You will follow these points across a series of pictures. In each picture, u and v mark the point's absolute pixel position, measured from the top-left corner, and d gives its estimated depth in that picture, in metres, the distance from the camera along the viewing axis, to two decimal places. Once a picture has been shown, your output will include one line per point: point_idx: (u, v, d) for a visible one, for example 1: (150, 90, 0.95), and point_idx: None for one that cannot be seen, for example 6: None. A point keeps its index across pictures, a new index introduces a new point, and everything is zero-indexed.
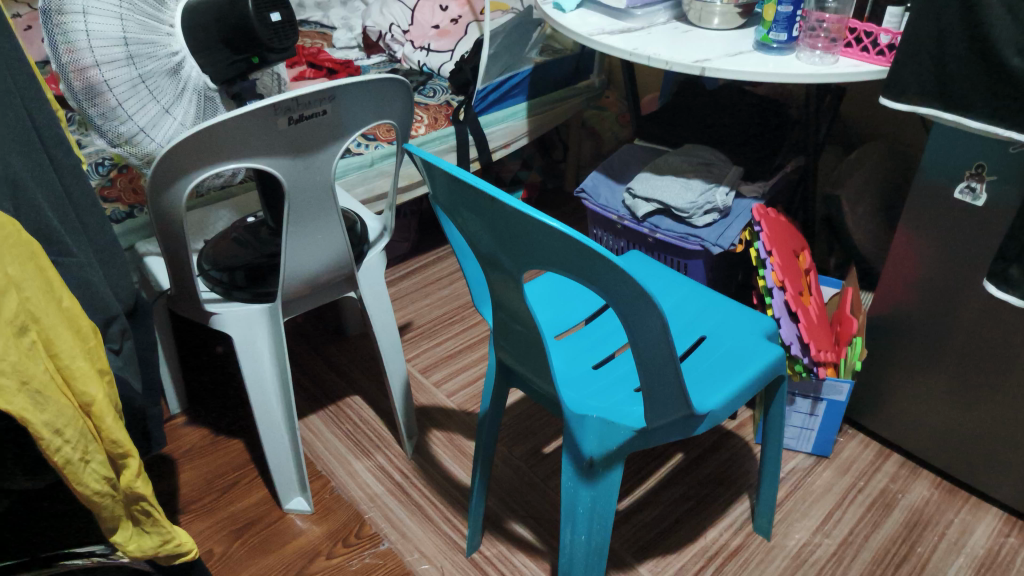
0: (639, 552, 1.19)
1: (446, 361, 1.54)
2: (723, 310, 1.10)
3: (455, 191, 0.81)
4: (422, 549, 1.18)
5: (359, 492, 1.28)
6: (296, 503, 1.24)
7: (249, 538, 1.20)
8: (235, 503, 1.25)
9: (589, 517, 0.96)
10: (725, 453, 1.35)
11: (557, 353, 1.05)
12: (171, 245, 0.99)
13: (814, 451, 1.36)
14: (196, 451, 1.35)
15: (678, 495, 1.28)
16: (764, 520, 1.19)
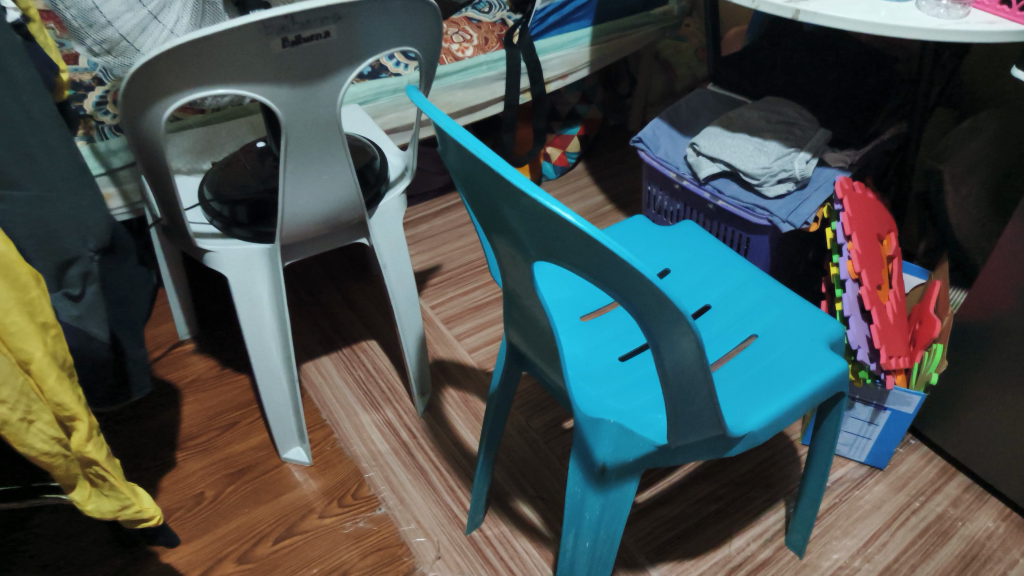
0: (654, 553, 1.08)
1: (472, 312, 1.43)
2: (782, 305, 0.93)
3: (462, 156, 0.66)
4: (420, 520, 1.11)
5: (362, 448, 1.21)
6: (295, 453, 1.18)
7: (242, 485, 1.14)
8: (234, 445, 1.20)
9: (596, 525, 0.86)
10: (765, 451, 1.22)
11: (581, 337, 0.91)
12: (156, 174, 0.88)
13: (867, 461, 1.21)
14: (202, 384, 1.29)
15: (706, 494, 1.16)
16: (799, 537, 1.07)
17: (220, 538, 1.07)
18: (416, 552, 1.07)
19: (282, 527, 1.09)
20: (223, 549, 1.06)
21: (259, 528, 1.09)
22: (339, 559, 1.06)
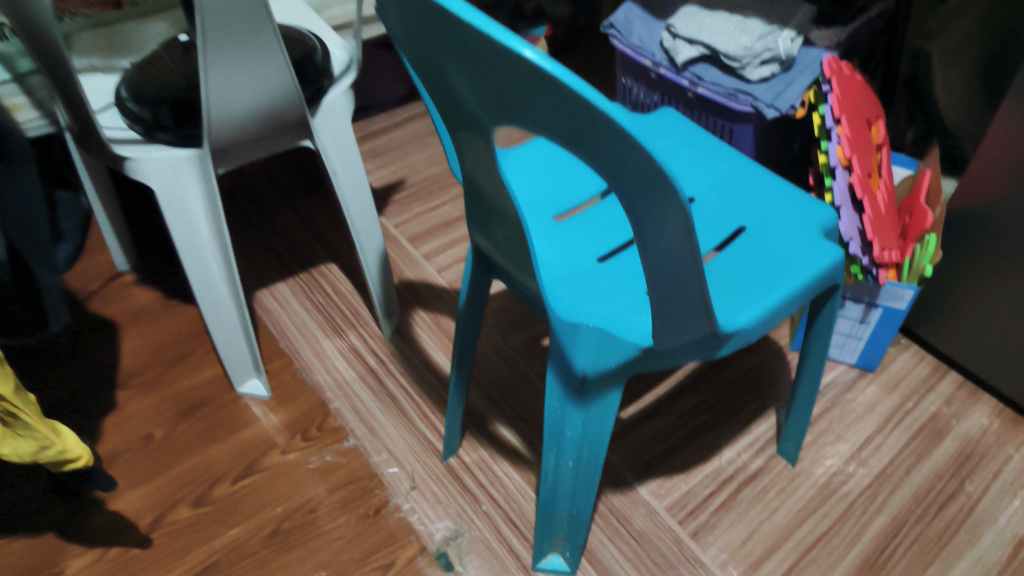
0: (640, 470, 1.03)
1: (443, 229, 1.33)
2: (773, 194, 0.85)
3: (403, 10, 0.55)
4: (391, 450, 1.04)
5: (325, 378, 1.12)
6: (251, 386, 1.09)
7: (194, 423, 1.06)
8: (183, 380, 1.11)
9: (578, 441, 0.79)
10: (754, 358, 1.17)
11: (555, 238, 0.82)
12: (53, 61, 0.77)
13: (858, 363, 1.16)
14: (146, 317, 1.19)
15: (694, 406, 1.10)
16: (791, 445, 1.02)
17: (173, 481, 0.99)
18: (389, 483, 1.00)
19: (241, 466, 1.01)
20: (177, 493, 0.98)
21: (217, 468, 1.01)
22: (305, 496, 0.98)
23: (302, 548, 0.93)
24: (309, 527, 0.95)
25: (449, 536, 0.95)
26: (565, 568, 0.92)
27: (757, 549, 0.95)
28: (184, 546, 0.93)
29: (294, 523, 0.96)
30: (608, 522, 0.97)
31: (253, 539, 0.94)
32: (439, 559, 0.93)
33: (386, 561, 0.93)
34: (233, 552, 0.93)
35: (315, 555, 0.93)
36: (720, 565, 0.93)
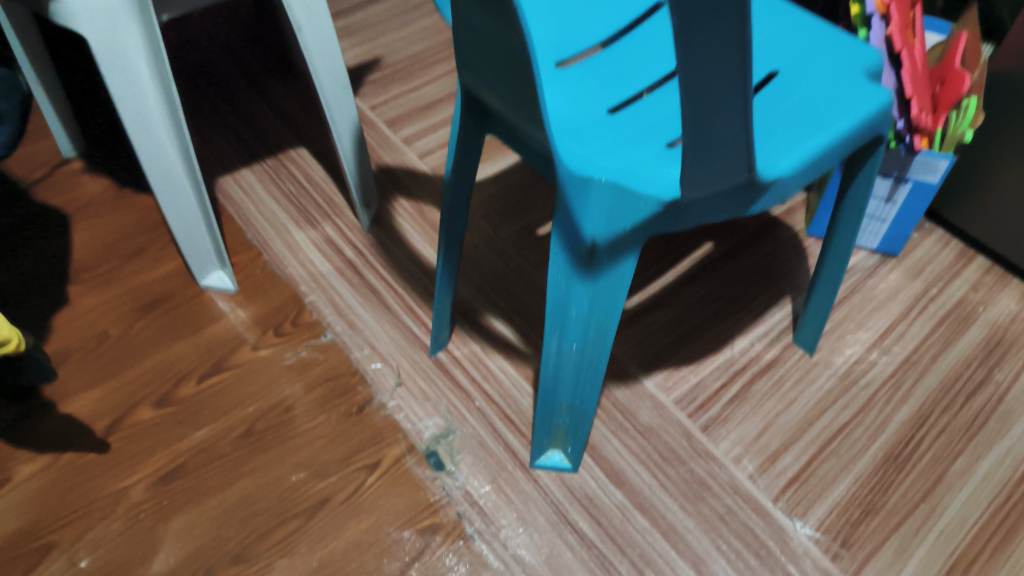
0: (646, 362, 0.94)
1: (422, 112, 1.23)
2: (807, 37, 0.73)
3: None
4: (374, 345, 0.94)
5: (299, 269, 1.02)
6: (216, 279, 0.99)
7: (155, 319, 0.96)
8: (141, 274, 1.01)
9: (584, 322, 0.70)
10: (769, 245, 1.07)
11: (558, 87, 0.71)
12: None
13: (880, 248, 1.08)
14: (97, 208, 1.09)
15: (704, 295, 1.01)
16: (811, 333, 0.94)
17: (132, 381, 0.90)
18: (373, 380, 0.91)
19: (208, 365, 0.92)
20: (138, 393, 0.89)
21: (181, 367, 0.91)
22: (280, 395, 0.89)
23: (278, 450, 0.85)
24: (285, 427, 0.87)
25: (439, 434, 0.87)
26: (566, 465, 0.85)
27: (774, 443, 0.87)
28: (148, 449, 0.84)
29: (269, 424, 0.87)
30: (612, 417, 0.89)
31: (223, 441, 0.85)
32: (430, 458, 0.85)
33: (372, 461, 0.85)
34: (201, 455, 0.84)
35: (292, 457, 0.84)
36: (734, 459, 0.86)
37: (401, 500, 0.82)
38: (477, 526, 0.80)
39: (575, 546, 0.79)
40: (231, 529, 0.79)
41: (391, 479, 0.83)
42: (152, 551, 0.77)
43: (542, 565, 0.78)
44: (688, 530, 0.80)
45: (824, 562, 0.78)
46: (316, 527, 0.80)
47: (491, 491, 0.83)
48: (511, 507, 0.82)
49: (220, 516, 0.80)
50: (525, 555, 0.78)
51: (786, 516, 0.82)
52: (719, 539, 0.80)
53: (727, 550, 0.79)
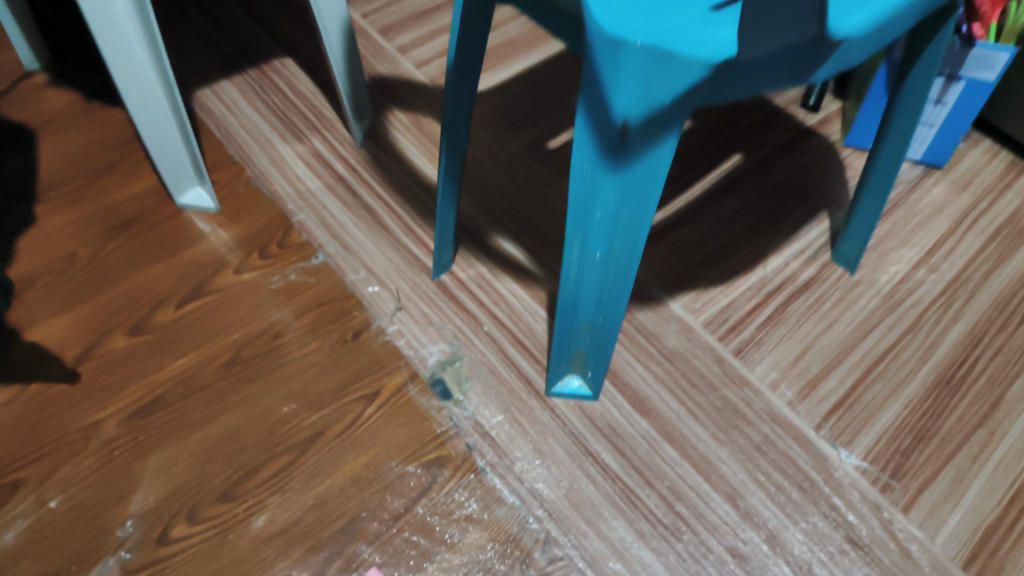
0: (671, 283, 0.85)
1: (418, 20, 1.12)
2: None
3: None
4: (370, 267, 0.85)
5: (285, 186, 0.93)
6: (194, 197, 0.90)
7: (129, 241, 0.87)
8: (113, 193, 0.91)
9: (610, 224, 0.61)
10: (801, 157, 0.98)
11: None
12: None
13: (923, 160, 0.98)
14: (63, 124, 0.98)
15: (733, 210, 0.92)
16: (853, 249, 0.86)
17: (104, 307, 0.81)
18: (370, 305, 0.82)
19: (187, 289, 0.83)
20: (110, 320, 0.80)
21: (158, 292, 0.83)
22: (268, 320, 0.81)
23: (267, 379, 0.77)
24: (274, 354, 0.78)
25: (445, 361, 0.79)
26: (586, 392, 0.77)
27: (814, 367, 0.79)
28: (123, 379, 0.76)
29: (256, 352, 0.79)
30: (635, 341, 0.81)
31: (206, 370, 0.77)
32: (435, 387, 0.77)
33: (371, 391, 0.76)
34: (181, 385, 0.76)
35: (283, 387, 0.76)
36: (771, 385, 0.78)
37: (404, 432, 0.74)
38: (489, 459, 0.73)
39: (597, 479, 0.72)
40: (216, 465, 0.71)
41: (392, 409, 0.75)
42: (129, 489, 0.70)
43: (561, 500, 0.70)
44: (722, 461, 0.73)
45: (872, 494, 0.71)
46: (311, 462, 0.72)
47: (504, 421, 0.75)
48: (526, 438, 0.74)
49: (204, 451, 0.72)
50: (543, 489, 0.71)
51: (830, 444, 0.74)
52: (756, 470, 0.72)
53: (765, 482, 0.72)
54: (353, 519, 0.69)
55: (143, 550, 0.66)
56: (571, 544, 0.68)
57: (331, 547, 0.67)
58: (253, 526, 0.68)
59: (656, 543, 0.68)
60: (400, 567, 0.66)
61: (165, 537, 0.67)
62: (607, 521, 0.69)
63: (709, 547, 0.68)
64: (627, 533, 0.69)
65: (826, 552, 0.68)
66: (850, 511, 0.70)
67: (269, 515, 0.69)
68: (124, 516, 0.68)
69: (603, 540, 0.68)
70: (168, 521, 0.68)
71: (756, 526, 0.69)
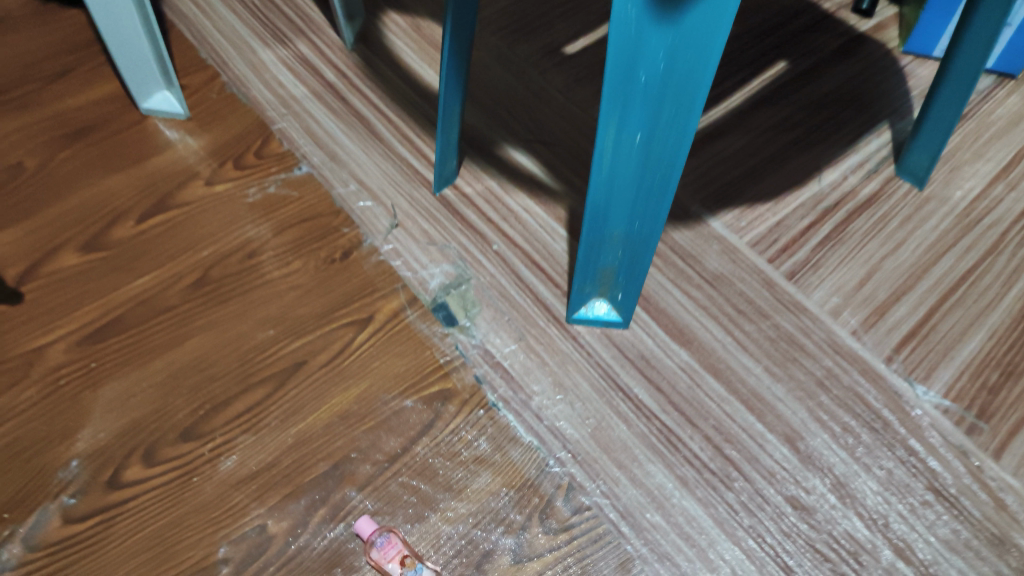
0: (712, 199, 0.73)
1: None
2: None
3: None
4: (362, 180, 0.73)
5: (265, 93, 0.81)
6: (162, 102, 0.78)
7: (84, 150, 0.75)
8: (67, 98, 0.79)
9: (655, 92, 0.48)
10: (856, 66, 0.86)
11: None
12: None
13: (995, 69, 0.86)
14: (13, 24, 0.86)
15: (779, 122, 0.80)
16: (925, 158, 0.74)
17: (53, 222, 0.70)
18: (362, 220, 0.70)
19: (150, 202, 0.71)
20: (60, 236, 0.69)
21: (115, 205, 0.71)
22: (242, 237, 0.69)
23: (240, 303, 0.65)
24: (249, 275, 0.67)
25: (449, 284, 0.67)
26: (616, 318, 0.65)
27: (881, 293, 0.68)
28: (72, 301, 0.65)
29: (228, 272, 0.67)
30: (671, 263, 0.69)
31: (170, 292, 0.66)
32: (438, 313, 0.66)
33: (362, 317, 0.65)
34: (140, 309, 0.65)
35: (259, 311, 0.65)
36: (831, 313, 0.66)
37: (401, 364, 0.63)
38: (502, 393, 0.61)
39: (630, 417, 0.60)
40: (178, 399, 0.60)
41: (387, 337, 0.64)
42: (74, 425, 0.59)
43: (588, 441, 0.59)
44: (777, 397, 0.62)
45: (956, 437, 0.60)
46: (291, 396, 0.61)
47: (518, 350, 0.64)
48: (545, 369, 0.63)
49: (165, 382, 0.61)
50: (565, 428, 0.60)
51: (904, 379, 0.63)
52: (818, 408, 0.61)
53: (829, 422, 0.60)
54: (340, 461, 0.58)
55: (90, 496, 0.56)
56: (600, 492, 0.57)
57: (315, 493, 0.56)
58: (221, 469, 0.57)
59: (702, 492, 0.57)
60: (397, 517, 0.55)
61: (116, 481, 0.56)
62: (642, 465, 0.58)
63: (766, 496, 0.57)
64: (666, 479, 0.58)
65: (904, 503, 0.57)
66: (932, 457, 0.59)
67: (241, 456, 0.58)
68: (68, 457, 0.57)
69: (638, 487, 0.57)
70: (120, 463, 0.57)
71: (820, 472, 0.58)
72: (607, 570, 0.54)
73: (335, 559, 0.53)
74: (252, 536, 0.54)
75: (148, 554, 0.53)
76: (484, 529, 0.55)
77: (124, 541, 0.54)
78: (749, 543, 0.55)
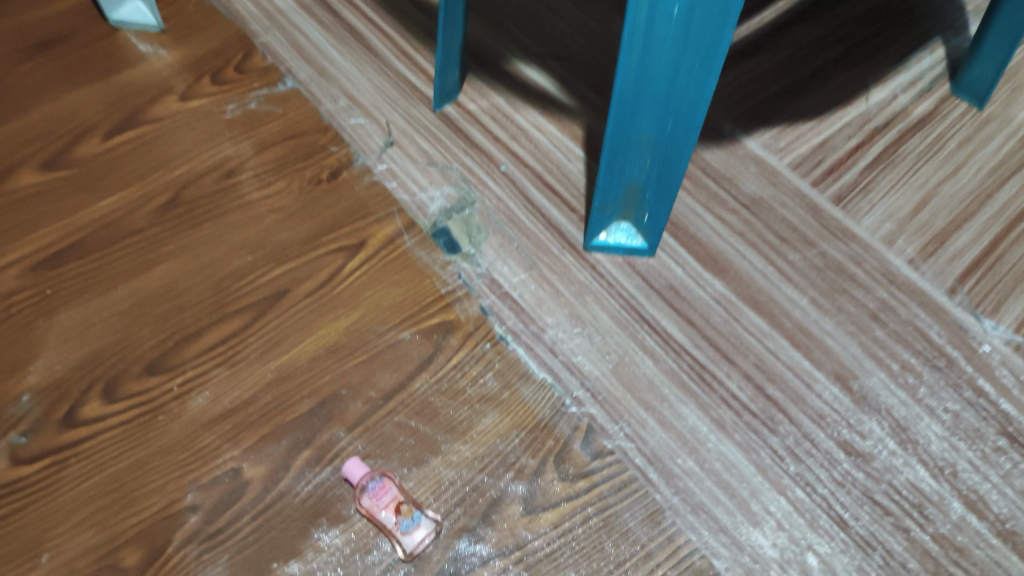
0: (747, 118, 0.65)
1: None
2: None
3: None
4: (353, 95, 0.65)
5: (248, 5, 0.73)
6: (136, 13, 0.69)
7: (47, 63, 0.67)
8: (31, 10, 0.72)
9: None
10: None
11: None
12: None
13: None
14: None
15: (820, 38, 0.72)
16: (987, 76, 0.65)
17: (10, 139, 0.62)
18: (353, 138, 0.63)
19: (119, 117, 0.64)
20: (17, 153, 0.61)
21: (80, 120, 0.63)
22: (220, 155, 0.62)
23: (216, 227, 0.58)
24: (227, 195, 0.59)
25: (451, 208, 0.59)
26: (640, 245, 0.57)
27: (940, 221, 0.60)
28: (28, 223, 0.58)
29: (204, 193, 0.60)
30: (703, 186, 0.61)
31: (138, 214, 0.58)
32: (438, 239, 0.58)
33: (353, 242, 0.57)
34: (104, 231, 0.57)
35: (237, 235, 0.57)
36: (885, 240, 0.59)
37: (397, 294, 0.55)
38: (511, 326, 0.54)
39: (657, 353, 0.53)
40: (145, 329, 0.53)
41: (382, 265, 0.56)
42: (26, 356, 0.51)
43: (609, 378, 0.52)
44: (826, 332, 0.54)
45: None
46: (271, 328, 0.53)
47: (530, 280, 0.56)
48: (560, 300, 0.55)
49: (130, 311, 0.54)
50: (583, 364, 0.53)
51: (969, 313, 0.56)
52: (872, 344, 0.54)
53: (886, 359, 0.53)
54: (328, 398, 0.50)
55: (42, 435, 0.49)
56: (623, 434, 0.50)
57: (298, 433, 0.49)
58: (191, 406, 0.50)
59: (742, 436, 0.50)
60: (392, 460, 0.48)
61: (71, 419, 0.49)
62: (672, 406, 0.51)
63: (815, 440, 0.50)
64: (701, 421, 0.50)
65: (974, 450, 0.50)
66: (1004, 398, 0.52)
67: (213, 392, 0.50)
68: (18, 391, 0.50)
69: (668, 430, 0.50)
70: (76, 398, 0.50)
71: (877, 414, 0.51)
72: (633, 522, 0.47)
73: (321, 506, 0.46)
74: (226, 481, 0.47)
75: (106, 500, 0.47)
76: (491, 475, 0.48)
77: (79, 486, 0.47)
78: (797, 493, 0.48)
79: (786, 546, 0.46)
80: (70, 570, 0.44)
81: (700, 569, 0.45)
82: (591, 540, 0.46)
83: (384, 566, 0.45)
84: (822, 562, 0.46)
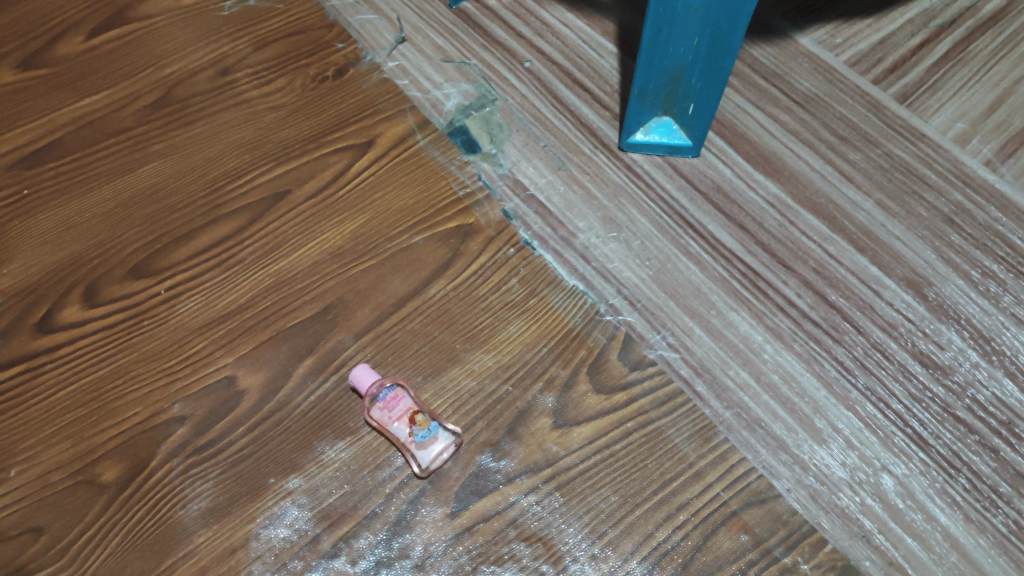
0: (797, 12, 0.58)
1: None
2: None
3: None
4: None
5: None
6: None
7: None
8: None
9: None
10: None
11: None
12: None
13: None
14: None
15: None
16: None
17: None
18: (362, 35, 0.57)
19: (106, 14, 0.58)
20: None
21: (64, 17, 0.58)
22: (215, 52, 0.56)
23: (209, 125, 0.52)
24: (222, 94, 0.54)
25: (469, 105, 0.53)
26: (683, 144, 0.50)
27: (1018, 120, 0.53)
28: (6, 122, 0.53)
29: (198, 91, 0.54)
30: (752, 84, 0.54)
31: (125, 112, 0.53)
32: (455, 139, 0.52)
33: (361, 142, 0.51)
34: (87, 130, 0.52)
35: (233, 133, 0.52)
36: (957, 141, 0.52)
37: (409, 196, 0.49)
38: (538, 231, 0.48)
39: (703, 259, 0.47)
40: (132, 230, 0.48)
41: (392, 166, 0.50)
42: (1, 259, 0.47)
43: (649, 285, 0.46)
44: (894, 236, 0.48)
45: None
46: (270, 230, 0.48)
47: (558, 182, 0.50)
48: (592, 204, 0.49)
49: (114, 212, 0.48)
50: (620, 270, 0.46)
51: None
52: (947, 250, 0.48)
53: (964, 266, 0.47)
54: (332, 304, 0.45)
55: (15, 341, 0.44)
56: (666, 344, 0.44)
57: (300, 340, 0.44)
58: (180, 312, 0.45)
59: (802, 347, 0.44)
60: (405, 369, 0.43)
61: (47, 324, 0.44)
62: (721, 315, 0.45)
63: (887, 351, 0.44)
64: (754, 331, 0.44)
65: None
66: None
67: (205, 298, 0.45)
68: None
69: (718, 341, 0.44)
70: (54, 302, 0.45)
71: (956, 324, 0.45)
72: (679, 438, 0.41)
73: (326, 419, 0.41)
74: (218, 391, 0.42)
75: (84, 410, 0.42)
76: (517, 386, 0.42)
77: (54, 395, 0.42)
78: (868, 409, 0.42)
79: (856, 466, 0.40)
80: (42, 485, 0.40)
81: (758, 490, 0.39)
82: (632, 457, 0.40)
83: (397, 483, 0.40)
84: (899, 484, 0.40)
